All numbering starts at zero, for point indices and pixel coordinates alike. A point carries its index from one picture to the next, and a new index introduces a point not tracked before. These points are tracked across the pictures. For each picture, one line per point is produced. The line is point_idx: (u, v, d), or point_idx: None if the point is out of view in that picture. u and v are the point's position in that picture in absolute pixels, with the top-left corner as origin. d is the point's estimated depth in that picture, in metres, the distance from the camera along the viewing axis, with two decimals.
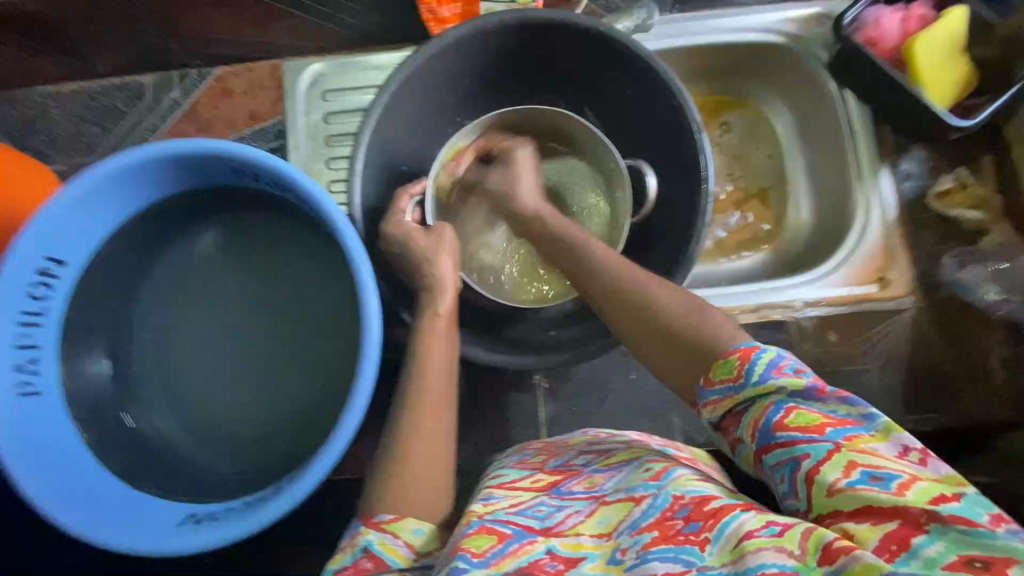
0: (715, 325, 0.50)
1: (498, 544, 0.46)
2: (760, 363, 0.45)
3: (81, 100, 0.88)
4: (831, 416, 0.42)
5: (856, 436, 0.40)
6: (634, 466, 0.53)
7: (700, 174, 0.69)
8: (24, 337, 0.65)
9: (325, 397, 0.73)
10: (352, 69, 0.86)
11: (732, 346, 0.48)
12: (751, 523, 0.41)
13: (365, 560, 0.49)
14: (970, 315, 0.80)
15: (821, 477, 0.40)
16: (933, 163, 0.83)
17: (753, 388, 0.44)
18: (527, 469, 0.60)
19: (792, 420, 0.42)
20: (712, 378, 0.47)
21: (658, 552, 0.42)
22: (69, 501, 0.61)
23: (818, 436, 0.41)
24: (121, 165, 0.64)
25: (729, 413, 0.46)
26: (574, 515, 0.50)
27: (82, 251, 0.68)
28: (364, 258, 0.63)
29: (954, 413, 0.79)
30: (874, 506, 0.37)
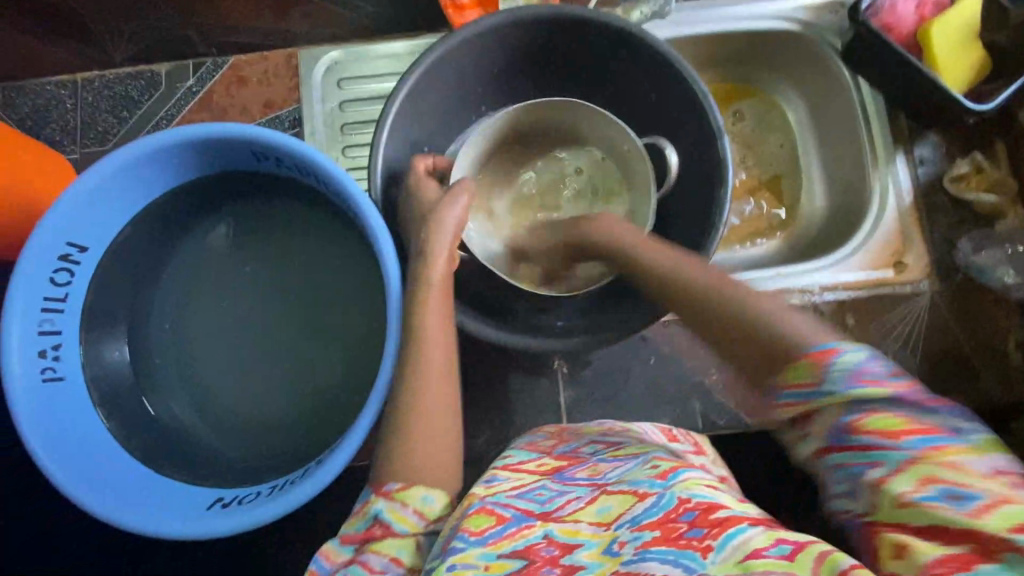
0: (793, 326, 0.42)
1: (497, 525, 0.49)
2: (842, 365, 0.38)
3: (95, 89, 0.87)
4: (917, 421, 0.36)
5: (943, 446, 0.35)
6: (640, 461, 0.53)
7: (720, 162, 0.69)
8: (46, 324, 0.64)
9: (346, 384, 0.73)
10: (367, 57, 0.86)
11: (808, 345, 0.40)
12: (758, 540, 0.41)
13: (376, 526, 0.52)
14: (986, 297, 0.81)
15: (888, 488, 0.36)
16: (947, 148, 0.85)
17: (831, 395, 0.38)
18: (535, 453, 0.62)
19: (870, 424, 0.37)
20: (784, 382, 0.40)
21: (657, 552, 0.43)
22: (98, 486, 0.62)
23: (898, 443, 0.36)
24: (144, 150, 0.64)
25: (802, 417, 0.40)
26: (574, 501, 0.52)
27: (103, 237, 0.68)
28: (387, 238, 0.63)
29: (972, 394, 0.80)
30: (945, 527, 0.34)
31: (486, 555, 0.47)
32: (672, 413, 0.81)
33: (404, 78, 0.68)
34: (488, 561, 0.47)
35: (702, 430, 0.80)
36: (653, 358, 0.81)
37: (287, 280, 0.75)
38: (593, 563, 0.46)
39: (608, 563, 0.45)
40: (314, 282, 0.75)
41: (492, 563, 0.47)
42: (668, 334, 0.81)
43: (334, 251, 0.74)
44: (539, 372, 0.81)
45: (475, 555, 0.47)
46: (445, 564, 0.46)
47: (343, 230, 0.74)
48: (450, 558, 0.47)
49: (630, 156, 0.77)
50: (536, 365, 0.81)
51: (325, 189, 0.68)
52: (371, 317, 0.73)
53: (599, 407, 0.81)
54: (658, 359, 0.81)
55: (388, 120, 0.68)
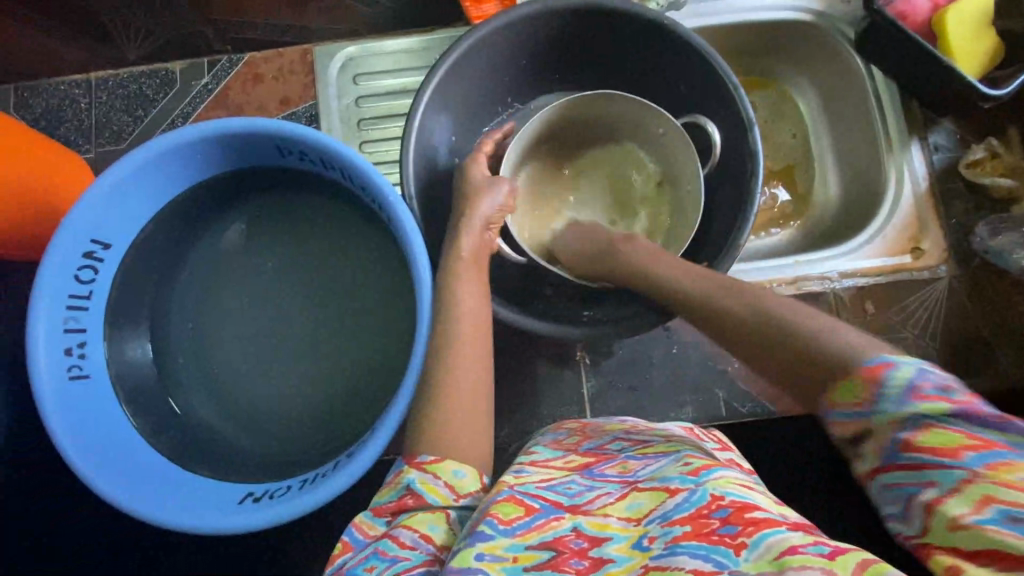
0: (846, 341, 0.42)
1: (525, 516, 0.47)
2: (895, 381, 0.37)
3: (109, 88, 0.88)
4: (974, 437, 0.35)
5: (1003, 464, 0.34)
6: (672, 458, 0.52)
7: (749, 147, 0.70)
8: (70, 322, 0.64)
9: (371, 379, 0.73)
10: (384, 53, 0.87)
11: (861, 361, 0.39)
12: (796, 540, 0.38)
13: (408, 497, 0.51)
14: (1002, 284, 0.83)
15: (943, 509, 0.36)
16: (961, 135, 0.87)
17: (884, 415, 0.37)
18: (561, 450, 0.61)
19: (923, 441, 0.36)
20: (836, 401, 0.40)
21: (687, 546, 0.41)
22: (125, 484, 0.61)
23: (953, 461, 0.35)
24: (167, 145, 0.63)
25: (858, 434, 0.39)
26: (604, 496, 0.50)
27: (126, 234, 0.67)
28: (416, 232, 0.63)
29: (990, 376, 0.82)
30: (1002, 552, 0.33)
31: (514, 547, 0.44)
32: (695, 402, 0.81)
33: (433, 73, 0.68)
34: (517, 553, 0.44)
35: (725, 417, 0.81)
36: (675, 348, 0.82)
37: (312, 274, 0.75)
38: (622, 557, 0.43)
39: (637, 557, 0.43)
40: (338, 276, 0.75)
41: (520, 555, 0.44)
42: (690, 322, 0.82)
43: (358, 245, 0.74)
44: (561, 363, 0.82)
45: (503, 546, 0.44)
46: (471, 552, 0.43)
47: (366, 224, 0.74)
48: (477, 546, 0.44)
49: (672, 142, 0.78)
50: (559, 356, 0.82)
51: (351, 183, 0.69)
52: (395, 309, 0.73)
53: (622, 397, 0.81)
54: (680, 348, 0.82)
55: (418, 113, 0.69)
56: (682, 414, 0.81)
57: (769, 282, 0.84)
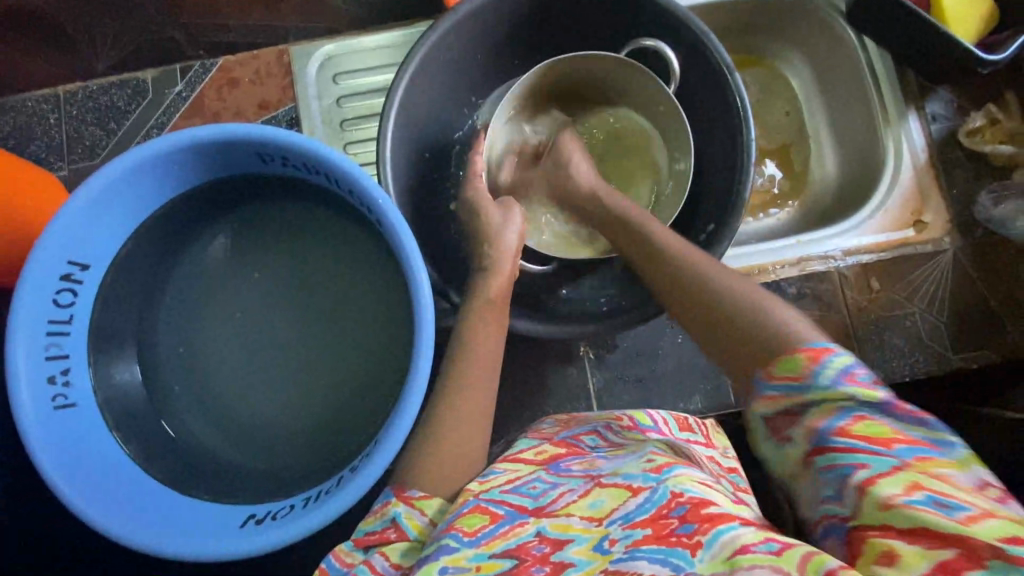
0: (782, 319, 0.45)
1: (490, 524, 0.45)
2: (832, 365, 0.40)
3: (79, 102, 0.84)
4: (904, 431, 0.37)
5: (928, 457, 0.36)
6: (637, 455, 0.49)
7: (739, 114, 0.69)
8: (51, 348, 0.61)
9: (371, 388, 0.70)
10: (362, 49, 0.84)
11: (802, 343, 0.42)
12: (747, 537, 0.38)
13: (391, 530, 0.50)
14: (1007, 249, 0.83)
15: (875, 490, 0.36)
16: (958, 103, 0.85)
17: (821, 391, 0.40)
18: (536, 441, 0.59)
19: (857, 428, 0.38)
20: (772, 373, 0.42)
21: (647, 551, 0.40)
22: (117, 514, 0.59)
23: (885, 450, 0.37)
24: (143, 158, 0.60)
25: (786, 411, 0.41)
26: (568, 494, 0.48)
27: (104, 253, 0.64)
28: (407, 232, 0.60)
29: (999, 346, 0.82)
30: (931, 530, 0.34)
31: (477, 557, 0.43)
32: (704, 391, 0.80)
33: (412, 55, 0.66)
34: (480, 563, 0.43)
35: (734, 405, 0.79)
36: (680, 337, 0.80)
37: (303, 283, 0.72)
38: (582, 560, 0.42)
39: (597, 561, 0.41)
40: (331, 284, 0.72)
41: (484, 564, 0.43)
42: None
43: (349, 251, 0.72)
44: (564, 359, 0.80)
45: (467, 557, 0.43)
46: (436, 565, 0.43)
47: (356, 230, 0.71)
48: (441, 558, 0.43)
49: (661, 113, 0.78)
50: (561, 352, 0.80)
51: (338, 187, 0.66)
52: (389, 313, 0.71)
53: (629, 390, 0.80)
54: (686, 338, 0.80)
55: (399, 91, 0.66)
56: (692, 404, 0.79)
57: (769, 266, 0.83)
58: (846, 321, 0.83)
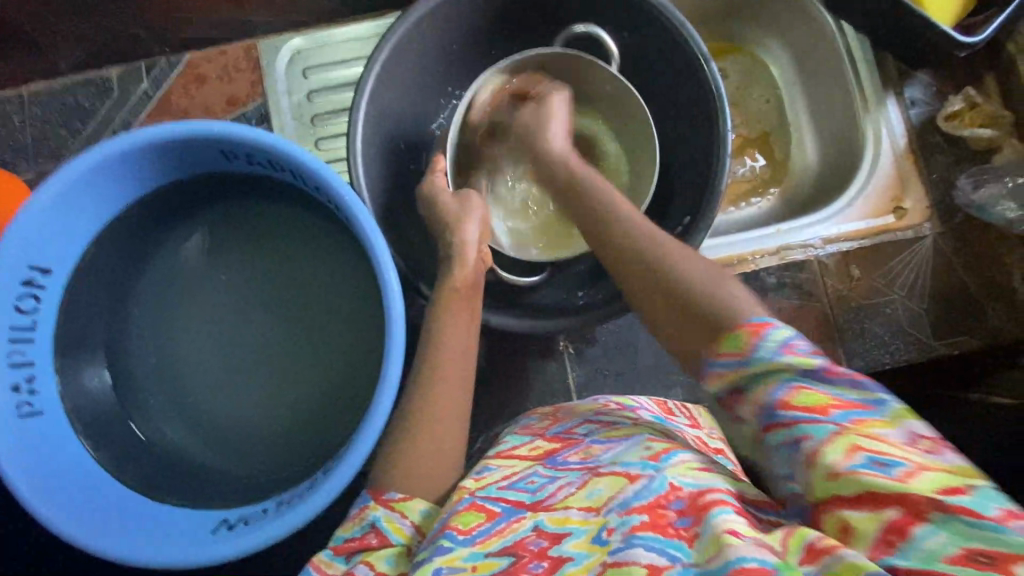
0: (731, 294, 0.44)
1: (486, 521, 0.43)
2: (773, 338, 0.38)
3: (43, 102, 0.82)
4: (839, 396, 0.35)
5: (863, 418, 0.34)
6: (634, 442, 0.46)
7: (714, 102, 0.68)
8: (15, 354, 0.59)
9: (347, 388, 0.69)
10: (332, 43, 0.82)
11: (746, 319, 0.40)
12: (739, 523, 0.36)
13: (371, 536, 0.48)
14: (988, 234, 0.82)
15: (820, 460, 0.35)
16: (938, 87, 0.84)
17: (762, 365, 0.37)
18: (528, 436, 0.56)
19: (796, 400, 0.36)
20: (719, 352, 0.40)
21: (644, 538, 0.37)
22: (84, 524, 0.57)
23: (822, 418, 0.35)
24: (102, 158, 0.58)
25: (734, 391, 0.39)
26: (566, 487, 0.44)
27: (68, 257, 0.62)
28: (379, 236, 0.59)
29: (980, 332, 0.82)
30: (874, 493, 0.33)
31: (473, 556, 0.41)
32: (684, 382, 0.80)
33: (380, 48, 0.64)
34: (476, 562, 0.41)
35: None
36: None
37: (276, 283, 0.71)
38: (581, 555, 0.39)
39: (596, 554, 0.38)
40: (304, 283, 0.71)
41: (480, 564, 0.40)
42: None
43: (321, 250, 0.71)
44: (545, 354, 0.80)
45: (462, 556, 0.41)
46: (430, 567, 0.41)
47: (327, 227, 0.70)
48: (435, 560, 0.41)
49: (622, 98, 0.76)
50: (542, 348, 0.80)
51: (305, 184, 0.64)
52: (364, 311, 0.70)
53: (610, 384, 0.80)
54: None
55: (366, 88, 0.65)
56: (672, 395, 0.80)
57: (750, 256, 0.82)
58: (827, 309, 0.83)
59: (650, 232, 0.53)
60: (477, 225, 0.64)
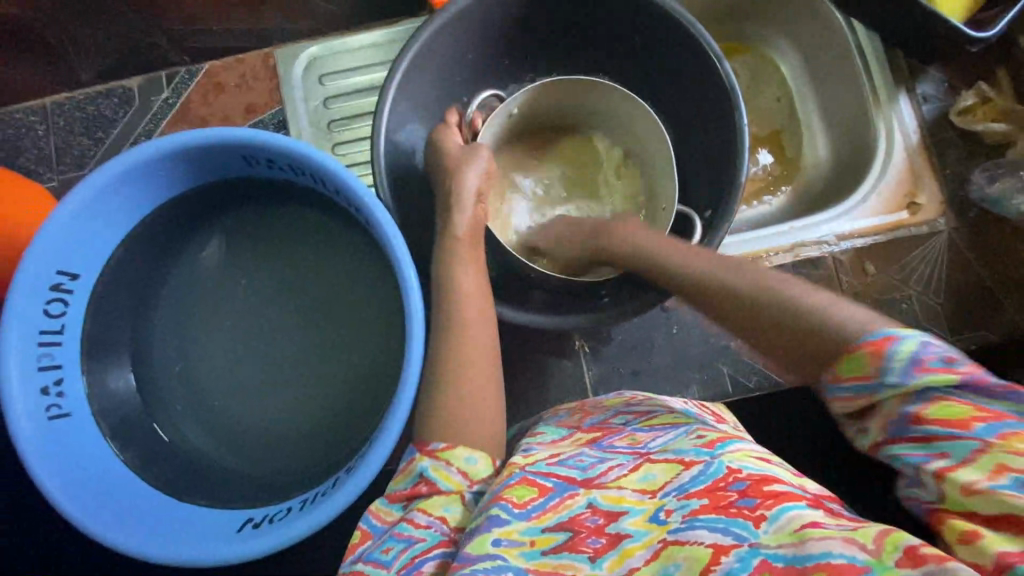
0: (842, 316, 0.40)
1: (539, 496, 0.43)
2: (902, 355, 0.35)
3: (66, 112, 0.84)
4: (985, 407, 0.34)
5: (1014, 433, 0.33)
6: (683, 431, 0.47)
7: (730, 98, 0.68)
8: (44, 358, 0.60)
9: (368, 388, 0.70)
10: (346, 49, 0.84)
11: (862, 336, 0.38)
12: (819, 515, 0.35)
13: (422, 485, 0.48)
14: (1004, 229, 0.82)
15: (953, 476, 0.34)
16: (949, 83, 0.85)
17: (890, 388, 0.36)
18: (565, 428, 0.55)
19: (932, 412, 0.35)
20: (838, 376, 0.39)
21: (706, 520, 0.37)
22: (110, 522, 0.58)
23: (963, 432, 0.34)
24: (128, 164, 0.59)
25: (863, 411, 0.38)
26: (617, 468, 0.45)
27: (93, 262, 0.64)
28: (398, 236, 0.60)
29: (998, 327, 0.82)
30: (1017, 514, 0.31)
31: (530, 531, 0.41)
32: (698, 378, 0.81)
33: (403, 55, 0.66)
34: (534, 537, 0.41)
35: (731, 393, 0.81)
36: (675, 328, 0.81)
37: (295, 286, 0.72)
38: (639, 532, 0.39)
39: (655, 531, 0.38)
40: (323, 285, 0.72)
41: (538, 539, 0.41)
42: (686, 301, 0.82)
43: (340, 253, 0.72)
44: (560, 353, 0.81)
45: (519, 530, 0.41)
46: (487, 537, 0.40)
47: (346, 229, 0.71)
48: (493, 531, 0.41)
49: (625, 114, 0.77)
50: (558, 346, 0.81)
51: (324, 187, 0.66)
52: (384, 311, 0.71)
53: (625, 382, 0.81)
54: (680, 328, 0.81)
55: (390, 92, 0.67)
56: (688, 393, 0.81)
57: (764, 253, 0.82)
58: None
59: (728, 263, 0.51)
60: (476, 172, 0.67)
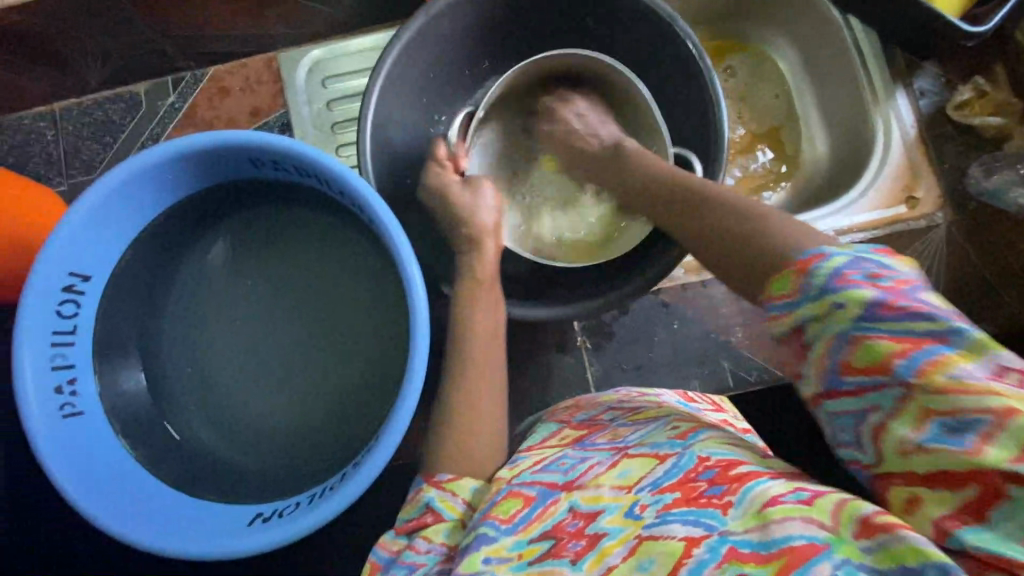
0: (787, 230, 0.43)
1: (525, 507, 0.44)
2: (820, 273, 0.37)
3: (75, 118, 0.86)
4: (902, 340, 0.35)
5: (932, 364, 0.33)
6: (660, 424, 0.49)
7: (711, 107, 0.70)
8: (57, 358, 0.62)
9: (373, 385, 0.72)
10: (348, 52, 0.85)
11: (796, 255, 0.40)
12: (776, 489, 0.37)
13: (427, 515, 0.49)
14: (1002, 220, 0.83)
15: (888, 430, 0.35)
16: (946, 77, 0.85)
17: (814, 304, 0.37)
18: (556, 425, 0.57)
19: (857, 356, 0.36)
20: (772, 295, 0.40)
21: (678, 513, 0.38)
22: (122, 516, 0.59)
23: (886, 374, 0.35)
24: (139, 167, 0.60)
25: (798, 344, 0.39)
26: (596, 466, 0.46)
27: (105, 264, 0.65)
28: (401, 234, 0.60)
29: (998, 318, 0.82)
30: (947, 470, 0.32)
31: (517, 545, 0.42)
32: (700, 372, 0.82)
33: (383, 60, 0.67)
34: (521, 550, 0.42)
35: (733, 387, 0.82)
36: (676, 323, 0.82)
37: (301, 285, 0.74)
38: (615, 529, 0.40)
39: (630, 527, 0.39)
40: (328, 285, 0.73)
41: (525, 551, 0.42)
42: (687, 296, 0.83)
43: (344, 252, 0.73)
44: (563, 349, 0.82)
45: (507, 546, 0.42)
46: (477, 557, 0.42)
47: (350, 228, 0.72)
48: (482, 549, 0.42)
49: (623, 108, 0.78)
50: (560, 343, 0.82)
51: (328, 188, 0.67)
52: (388, 309, 0.72)
53: (627, 377, 0.81)
54: (681, 323, 0.82)
55: (372, 96, 0.68)
56: (689, 387, 0.82)
57: None
58: None
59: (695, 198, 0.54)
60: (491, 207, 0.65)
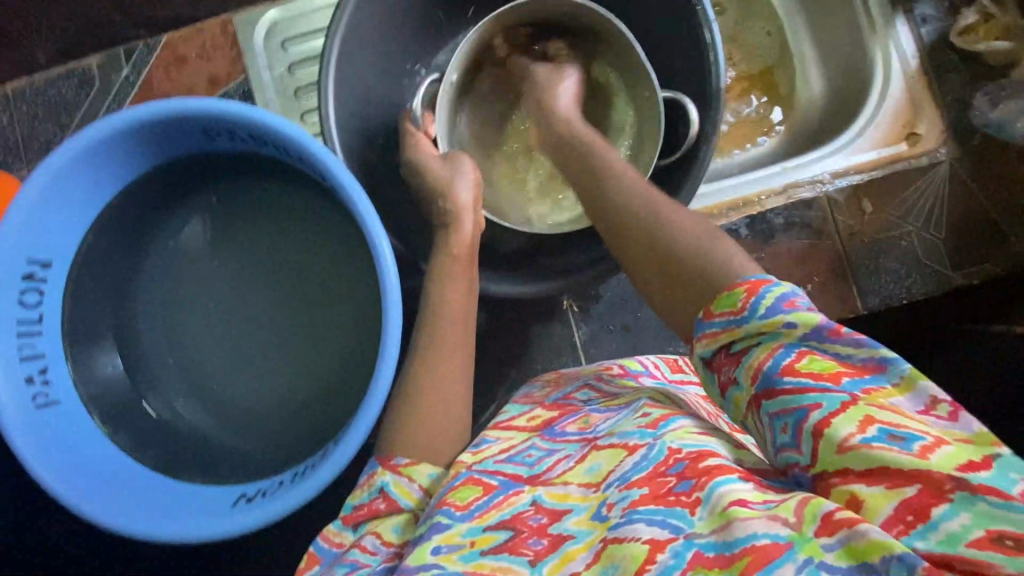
0: (726, 252, 0.42)
1: (483, 495, 0.43)
2: (769, 295, 0.37)
3: (28, 98, 0.82)
4: (847, 362, 0.35)
5: (875, 388, 0.34)
6: (630, 411, 0.47)
7: (705, 38, 0.65)
8: (24, 348, 0.60)
9: (354, 362, 0.70)
10: (306, 11, 0.80)
11: (738, 277, 0.40)
12: (746, 493, 0.36)
13: (380, 501, 0.48)
14: (1010, 155, 0.79)
15: (829, 431, 0.34)
16: (950, 2, 0.79)
17: (758, 323, 0.37)
18: (527, 405, 0.55)
19: (803, 365, 0.35)
20: (712, 311, 0.40)
21: (644, 512, 0.37)
22: (103, 492, 0.59)
23: (832, 385, 0.34)
24: (87, 142, 0.57)
25: (727, 350, 0.39)
26: (564, 461, 0.45)
27: (65, 248, 0.62)
28: (379, 230, 0.57)
29: (1001, 258, 0.79)
30: (890, 468, 0.32)
31: (471, 531, 0.41)
32: None
33: (341, 9, 0.62)
34: (474, 538, 0.40)
35: None
36: None
37: (274, 262, 0.71)
38: (581, 532, 0.39)
39: (596, 531, 0.38)
40: (302, 261, 0.71)
41: (478, 539, 0.40)
42: None
43: (316, 227, 0.71)
44: (549, 315, 0.79)
45: (460, 532, 0.41)
46: (427, 547, 0.40)
47: (321, 200, 0.70)
48: (433, 539, 0.40)
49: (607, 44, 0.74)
50: (546, 309, 0.79)
51: (289, 156, 0.63)
52: (365, 283, 0.70)
53: (616, 340, 0.79)
54: None
55: (333, 57, 0.63)
56: (680, 346, 0.79)
57: (756, 197, 0.80)
58: (838, 247, 0.80)
59: (647, 198, 0.50)
60: (471, 181, 0.63)
